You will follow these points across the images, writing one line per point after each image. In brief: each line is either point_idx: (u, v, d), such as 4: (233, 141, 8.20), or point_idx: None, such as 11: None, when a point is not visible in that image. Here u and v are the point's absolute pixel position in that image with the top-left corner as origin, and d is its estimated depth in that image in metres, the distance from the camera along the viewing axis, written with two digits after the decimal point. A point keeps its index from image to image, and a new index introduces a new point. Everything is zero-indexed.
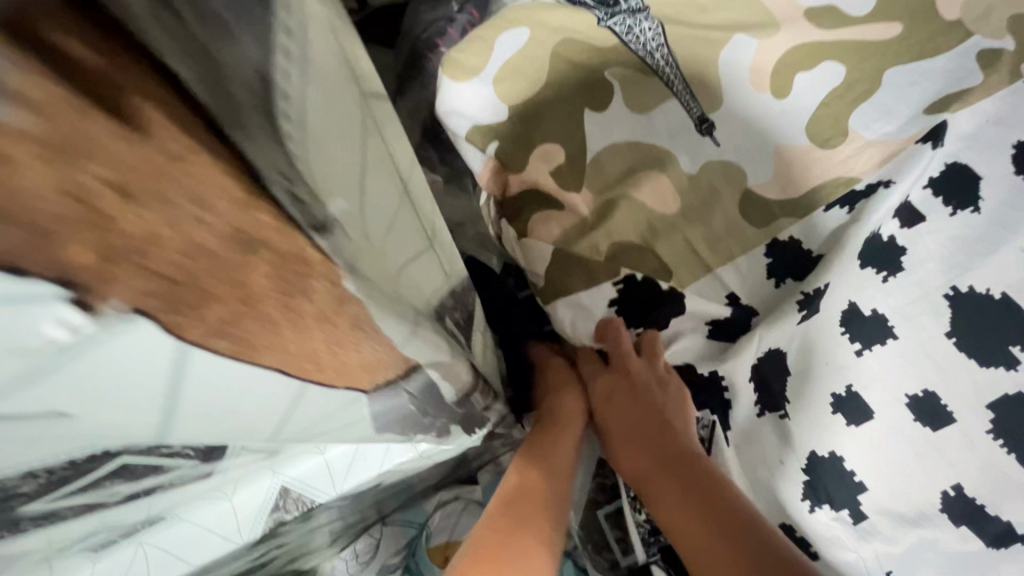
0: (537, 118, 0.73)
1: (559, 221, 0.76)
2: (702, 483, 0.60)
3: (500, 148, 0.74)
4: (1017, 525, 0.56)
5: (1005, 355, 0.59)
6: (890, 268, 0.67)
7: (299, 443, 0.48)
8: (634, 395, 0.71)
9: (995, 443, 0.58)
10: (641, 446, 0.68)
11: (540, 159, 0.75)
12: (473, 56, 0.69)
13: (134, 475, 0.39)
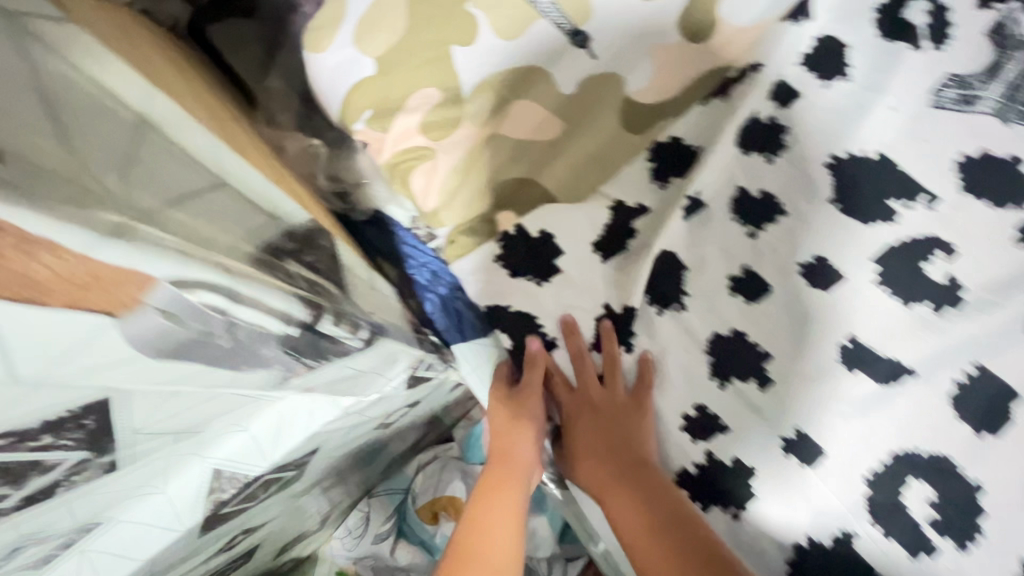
0: (404, 67, 0.68)
1: (438, 168, 0.70)
2: (659, 500, 0.63)
3: (374, 116, 0.69)
4: (902, 361, 0.62)
5: (885, 209, 0.67)
6: (771, 148, 0.69)
7: (214, 416, 0.46)
8: (598, 420, 0.68)
9: (883, 290, 0.64)
10: (606, 458, 0.67)
11: (415, 107, 0.69)
12: (328, 22, 0.69)
13: (11, 474, 0.35)
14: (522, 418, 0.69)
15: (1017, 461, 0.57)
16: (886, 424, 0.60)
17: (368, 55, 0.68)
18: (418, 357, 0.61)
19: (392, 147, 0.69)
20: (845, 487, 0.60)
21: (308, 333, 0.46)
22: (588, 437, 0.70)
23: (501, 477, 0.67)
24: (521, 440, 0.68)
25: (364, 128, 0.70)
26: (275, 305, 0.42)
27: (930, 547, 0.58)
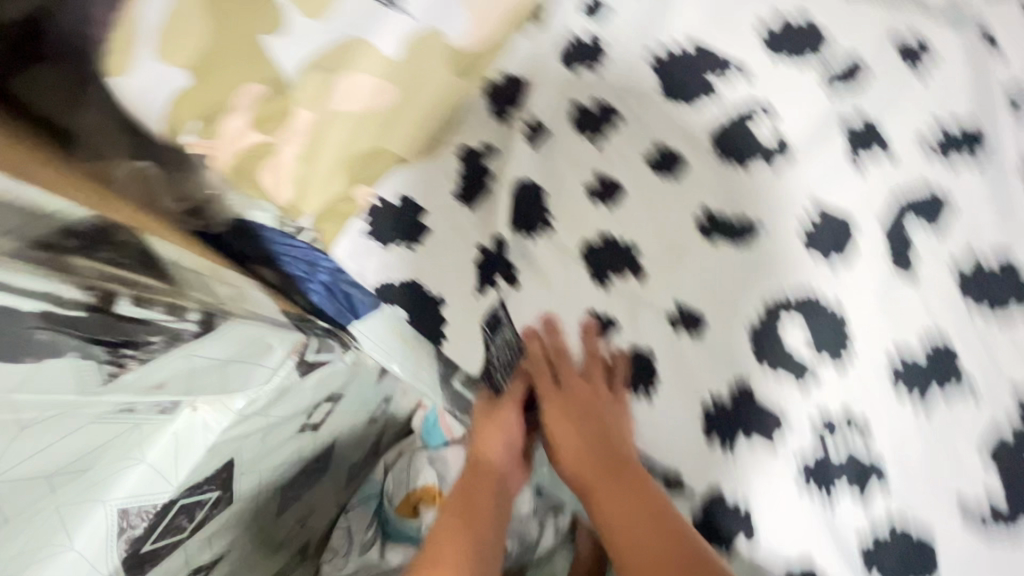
0: (215, 69, 0.65)
1: (281, 162, 0.68)
2: (641, 502, 0.56)
3: (202, 127, 0.67)
4: (753, 218, 0.67)
5: (708, 88, 0.71)
6: (592, 57, 0.73)
7: (90, 447, 0.47)
8: (581, 415, 0.62)
9: (723, 161, 0.69)
10: (581, 455, 0.60)
11: (242, 106, 0.67)
12: (121, 44, 0.64)
13: None
14: (501, 426, 0.64)
15: (858, 276, 0.65)
16: (755, 277, 0.65)
17: (174, 64, 0.64)
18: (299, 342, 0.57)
19: (227, 156, 0.67)
20: (731, 344, 0.64)
21: (98, 317, 0.47)
22: (564, 433, 0.62)
23: (476, 506, 0.59)
24: (495, 445, 0.63)
25: (195, 142, 0.67)
26: (28, 285, 0.42)
27: (813, 372, 0.63)
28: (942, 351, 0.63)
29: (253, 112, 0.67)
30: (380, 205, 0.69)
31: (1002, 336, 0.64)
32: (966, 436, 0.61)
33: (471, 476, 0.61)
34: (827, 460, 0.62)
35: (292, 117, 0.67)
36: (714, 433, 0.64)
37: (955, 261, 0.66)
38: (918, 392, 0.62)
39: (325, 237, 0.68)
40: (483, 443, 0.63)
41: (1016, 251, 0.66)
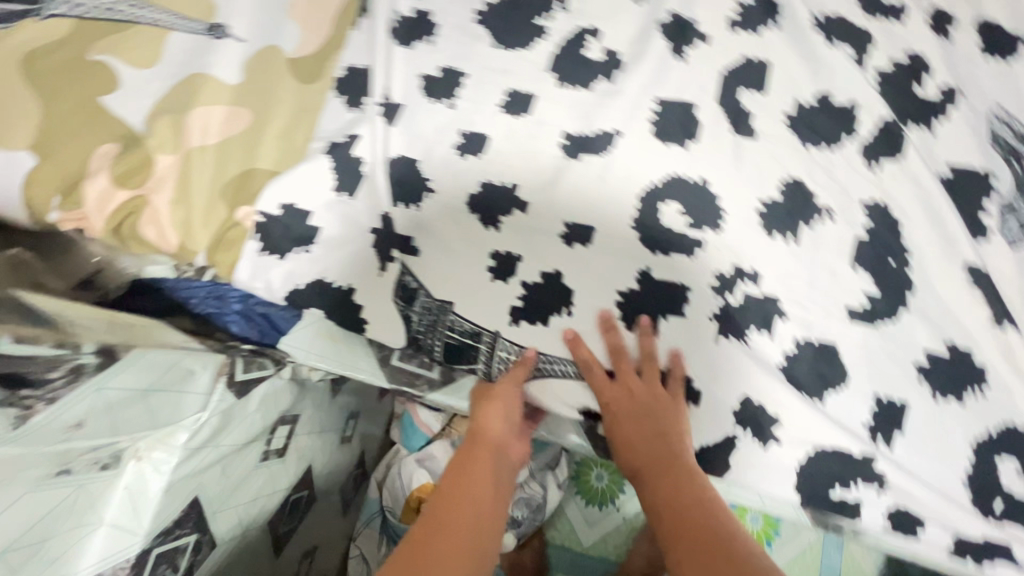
0: (63, 139, 0.67)
1: (157, 208, 0.68)
2: (704, 512, 0.57)
3: (64, 199, 0.67)
4: (609, 129, 0.74)
5: (536, 29, 0.78)
6: (427, 32, 0.78)
7: (36, 520, 0.46)
8: (638, 411, 0.65)
9: (568, 88, 0.76)
10: (649, 466, 0.62)
11: (100, 167, 0.68)
12: None
13: None
14: (504, 402, 0.67)
15: (711, 150, 0.73)
16: (626, 178, 0.72)
17: (17, 148, 0.67)
18: (223, 361, 0.60)
19: (99, 218, 0.67)
20: (623, 241, 0.70)
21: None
22: (622, 424, 0.65)
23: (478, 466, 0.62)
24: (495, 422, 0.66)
25: (63, 215, 0.67)
26: None
27: (698, 242, 0.70)
28: (793, 185, 0.72)
29: (114, 169, 0.68)
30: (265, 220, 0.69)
31: (840, 162, 0.73)
32: (835, 254, 0.70)
33: (471, 439, 0.65)
34: (734, 311, 0.68)
35: (156, 164, 0.69)
36: (631, 322, 0.69)
37: (784, 114, 0.75)
38: (787, 231, 0.70)
39: (223, 268, 0.69)
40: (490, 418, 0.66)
41: (829, 90, 0.76)
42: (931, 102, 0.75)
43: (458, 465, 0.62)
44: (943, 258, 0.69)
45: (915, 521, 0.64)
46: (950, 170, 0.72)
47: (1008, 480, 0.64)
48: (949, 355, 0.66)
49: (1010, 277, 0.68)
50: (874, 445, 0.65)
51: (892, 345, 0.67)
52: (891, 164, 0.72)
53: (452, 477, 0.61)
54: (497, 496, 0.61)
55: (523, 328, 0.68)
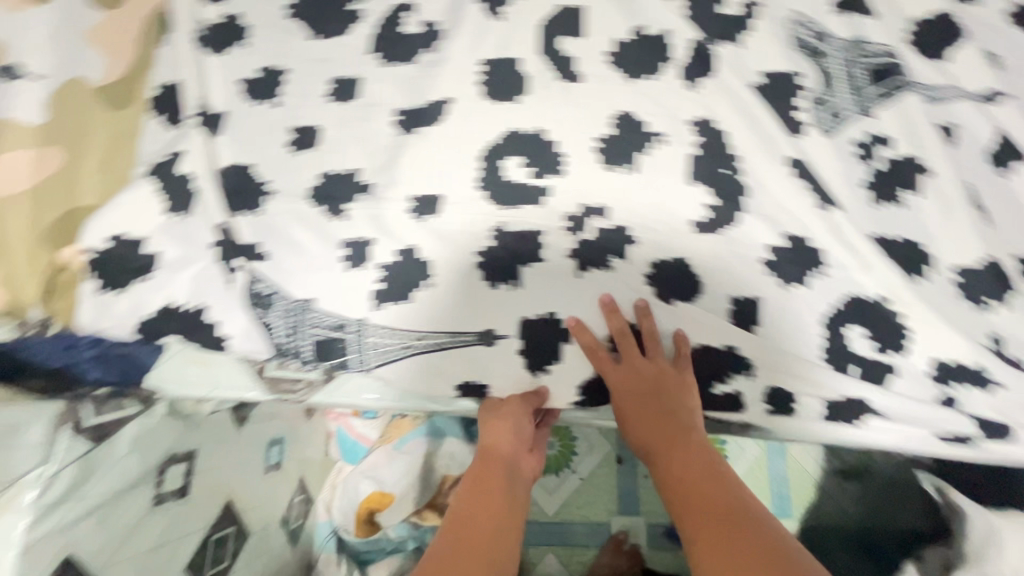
0: None
1: None
2: (715, 483, 0.60)
3: None
4: (440, 98, 0.74)
5: (351, 15, 0.78)
6: (240, 35, 0.76)
7: None
8: (644, 389, 0.69)
9: (393, 66, 0.76)
10: (668, 449, 0.66)
11: None
12: None
13: None
14: (512, 423, 0.68)
15: (541, 100, 0.75)
16: (464, 142, 0.73)
17: None
18: (60, 408, 0.59)
19: None
20: (470, 203, 0.70)
21: None
22: (631, 407, 0.69)
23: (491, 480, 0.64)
24: (505, 441, 0.67)
25: None
26: None
27: (544, 190, 0.71)
28: (623, 118, 0.75)
29: None
30: (97, 258, 0.67)
31: (663, 88, 0.76)
32: (674, 173, 0.73)
33: (485, 458, 0.67)
34: (590, 246, 0.70)
35: None
36: (495, 277, 0.68)
37: (604, 53, 0.78)
38: (625, 161, 0.73)
39: (63, 316, 0.67)
40: (498, 435, 0.68)
41: (641, 23, 0.79)
42: (735, 18, 0.80)
43: (479, 484, 0.63)
44: (767, 158, 0.73)
45: (785, 397, 0.71)
46: (761, 77, 0.77)
47: (858, 344, 0.69)
48: (788, 245, 0.71)
49: (829, 164, 0.73)
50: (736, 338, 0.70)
51: (738, 247, 0.70)
52: (708, 81, 0.76)
53: (471, 492, 0.63)
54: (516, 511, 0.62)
55: (389, 309, 0.67)
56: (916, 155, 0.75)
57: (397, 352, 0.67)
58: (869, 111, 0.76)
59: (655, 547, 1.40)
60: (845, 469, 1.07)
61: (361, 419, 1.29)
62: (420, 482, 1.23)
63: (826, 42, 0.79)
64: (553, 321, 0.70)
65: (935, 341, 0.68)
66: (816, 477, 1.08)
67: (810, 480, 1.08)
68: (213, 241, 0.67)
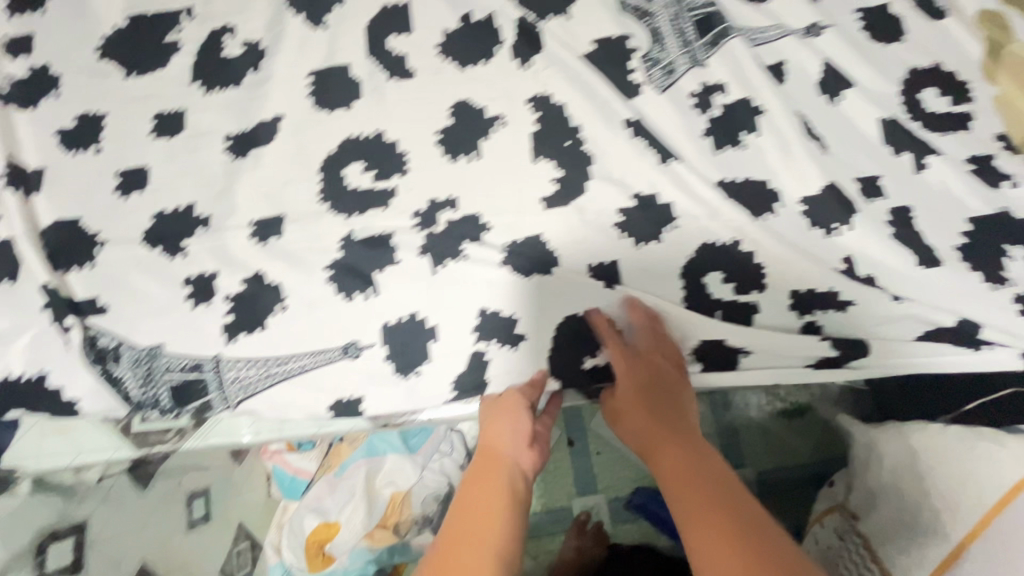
0: None
1: None
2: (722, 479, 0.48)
3: None
4: (270, 116, 0.73)
5: (168, 47, 0.76)
6: (52, 85, 0.73)
7: None
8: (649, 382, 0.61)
9: (218, 92, 0.74)
10: (666, 427, 0.55)
11: None
12: None
13: None
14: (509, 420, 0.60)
15: (375, 101, 0.74)
16: (301, 157, 0.71)
17: None
18: None
19: None
20: (314, 217, 0.69)
21: None
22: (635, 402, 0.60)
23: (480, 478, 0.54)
24: (503, 435, 0.59)
25: None
26: None
27: (389, 192, 0.70)
28: (459, 106, 0.74)
29: None
30: None
31: (496, 70, 0.76)
32: (516, 152, 0.72)
33: (479, 454, 0.58)
34: (442, 238, 0.68)
35: None
36: (348, 288, 0.66)
37: (434, 46, 0.77)
38: (467, 149, 0.72)
39: None
40: (498, 431, 0.60)
41: (467, 10, 0.79)
42: None
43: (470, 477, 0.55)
44: (607, 123, 0.73)
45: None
46: (593, 45, 0.78)
47: (717, 290, 0.70)
48: (637, 205, 0.71)
49: (668, 118, 0.74)
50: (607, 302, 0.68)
51: (589, 215, 0.70)
52: (539, 57, 0.77)
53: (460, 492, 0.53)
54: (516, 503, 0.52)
55: (242, 341, 0.64)
56: (749, 97, 0.76)
57: (259, 385, 0.64)
58: (700, 61, 0.78)
59: (619, 522, 1.41)
60: (784, 410, 1.09)
61: (296, 452, 1.09)
62: (369, 519, 1.05)
63: (651, 2, 0.80)
64: (415, 320, 0.66)
65: (790, 273, 0.70)
66: (761, 421, 1.10)
67: (756, 426, 1.10)
68: (43, 301, 0.64)
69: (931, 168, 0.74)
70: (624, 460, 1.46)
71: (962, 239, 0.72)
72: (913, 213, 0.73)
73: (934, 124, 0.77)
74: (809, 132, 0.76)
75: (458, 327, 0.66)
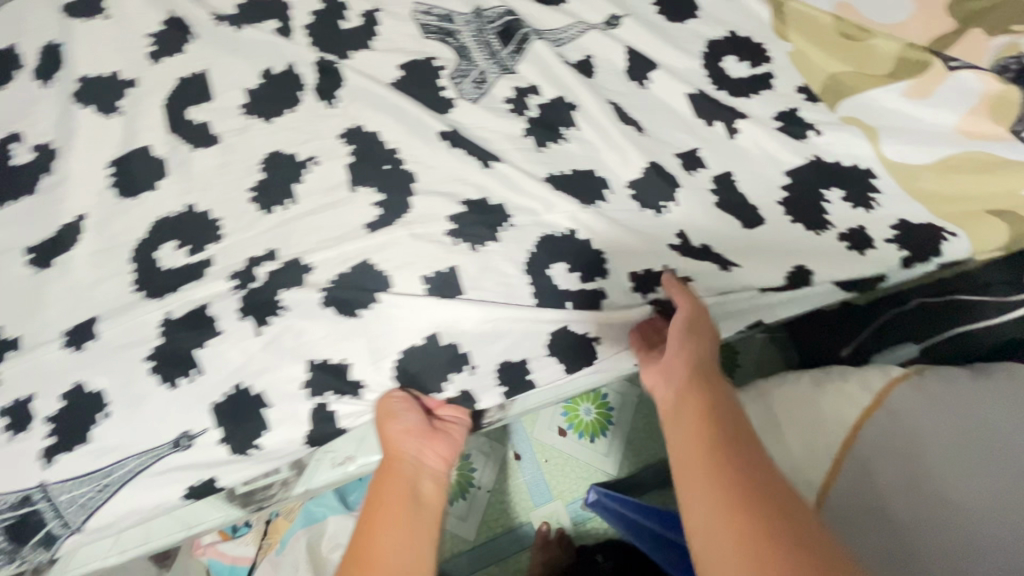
0: None
1: None
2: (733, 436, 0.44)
3: None
4: (74, 216, 0.70)
5: None
6: None
7: None
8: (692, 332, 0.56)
9: (13, 203, 0.70)
10: (696, 390, 0.49)
11: None
12: None
13: None
14: (402, 418, 0.60)
15: (184, 176, 0.72)
16: (114, 253, 0.68)
17: None
18: None
19: None
20: (132, 309, 0.66)
21: None
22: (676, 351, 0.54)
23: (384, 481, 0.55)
24: (397, 437, 0.59)
25: None
26: None
27: (206, 262, 0.68)
28: (269, 159, 0.73)
29: None
30: None
31: (305, 119, 0.75)
32: (332, 192, 0.71)
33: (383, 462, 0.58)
34: (266, 297, 0.66)
35: None
36: (172, 376, 0.63)
37: (239, 107, 0.76)
38: (282, 198, 0.71)
39: None
40: (398, 431, 0.59)
41: (268, 65, 0.78)
42: (359, 30, 0.80)
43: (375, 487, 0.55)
44: (424, 148, 0.73)
45: (518, 364, 0.66)
46: (399, 70, 0.78)
47: (563, 279, 0.69)
48: (464, 210, 0.70)
49: (484, 133, 0.75)
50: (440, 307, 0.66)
51: (417, 230, 0.69)
52: (344, 95, 0.76)
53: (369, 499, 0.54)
54: (420, 508, 0.53)
55: (65, 459, 0.60)
56: (563, 94, 0.77)
57: (94, 497, 0.60)
58: (510, 69, 0.79)
59: (582, 525, 1.26)
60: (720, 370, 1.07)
61: (231, 540, 1.04)
62: None
63: (452, 21, 0.81)
64: (241, 390, 0.63)
65: (628, 257, 0.71)
66: None
67: None
68: None
69: (743, 131, 0.78)
70: (574, 457, 1.31)
71: (782, 192, 0.75)
72: (734, 177, 0.76)
73: (740, 89, 0.81)
74: (626, 117, 0.77)
75: (288, 386, 0.64)
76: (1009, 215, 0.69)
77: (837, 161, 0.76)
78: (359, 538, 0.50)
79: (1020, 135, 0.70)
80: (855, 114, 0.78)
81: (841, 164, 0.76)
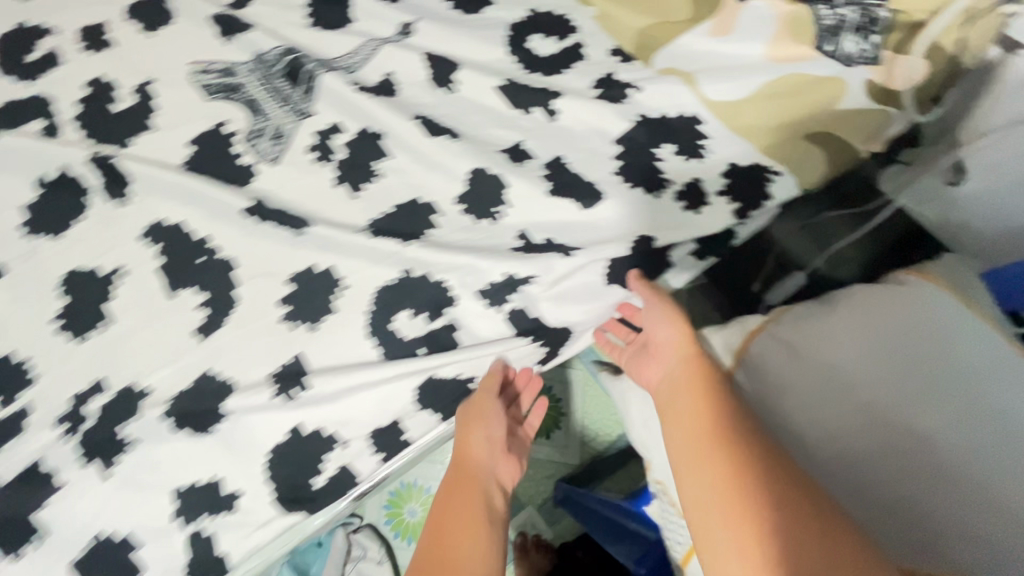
0: None
1: None
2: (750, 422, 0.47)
3: None
4: None
5: None
6: None
7: None
8: (664, 319, 0.57)
9: None
10: (692, 390, 0.50)
11: None
12: None
13: None
14: (486, 423, 0.60)
15: None
16: None
17: None
18: None
19: None
20: None
21: None
22: (664, 345, 0.56)
23: (459, 493, 0.55)
24: (477, 444, 0.59)
25: None
26: None
27: (21, 413, 0.61)
28: (68, 280, 0.66)
29: None
30: None
31: (93, 222, 0.68)
32: (147, 297, 0.65)
33: (456, 470, 0.58)
34: (97, 435, 0.60)
35: None
36: (11, 548, 0.56)
37: (17, 229, 0.68)
38: (94, 321, 0.64)
39: None
40: (474, 438, 0.59)
41: (37, 173, 0.70)
42: (133, 109, 0.73)
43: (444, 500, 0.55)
44: (229, 217, 0.67)
45: (393, 426, 0.63)
46: (189, 145, 0.71)
47: (411, 327, 0.65)
48: (296, 286, 0.65)
49: (293, 186, 0.69)
50: (300, 400, 0.62)
51: (250, 324, 0.64)
52: (135, 186, 0.68)
53: (439, 510, 0.54)
54: (494, 524, 0.53)
55: None
56: (367, 125, 0.72)
57: None
58: (306, 111, 0.73)
59: (558, 521, 1.09)
60: None
61: None
62: None
63: (235, 74, 0.75)
64: (105, 540, 0.57)
65: (474, 273, 0.66)
66: None
67: None
68: None
69: (562, 109, 0.74)
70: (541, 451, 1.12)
71: (617, 162, 0.72)
72: (566, 159, 0.72)
73: (552, 66, 0.77)
74: (438, 126, 0.72)
75: (156, 520, 0.58)
76: (823, 133, 0.69)
77: (664, 114, 0.73)
78: (429, 546, 0.50)
79: (824, 50, 0.69)
80: (672, 64, 0.75)
81: (668, 116, 0.73)
